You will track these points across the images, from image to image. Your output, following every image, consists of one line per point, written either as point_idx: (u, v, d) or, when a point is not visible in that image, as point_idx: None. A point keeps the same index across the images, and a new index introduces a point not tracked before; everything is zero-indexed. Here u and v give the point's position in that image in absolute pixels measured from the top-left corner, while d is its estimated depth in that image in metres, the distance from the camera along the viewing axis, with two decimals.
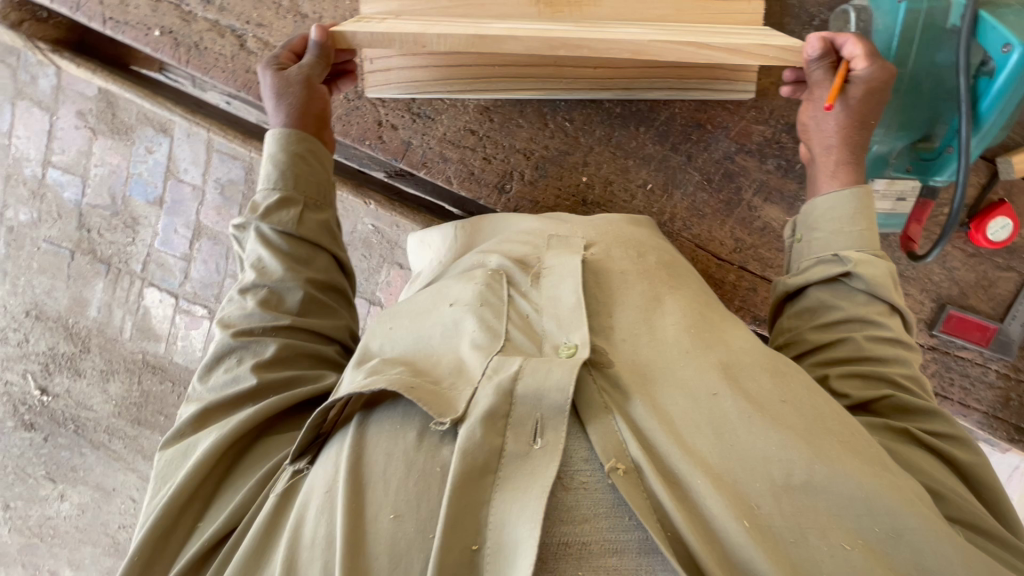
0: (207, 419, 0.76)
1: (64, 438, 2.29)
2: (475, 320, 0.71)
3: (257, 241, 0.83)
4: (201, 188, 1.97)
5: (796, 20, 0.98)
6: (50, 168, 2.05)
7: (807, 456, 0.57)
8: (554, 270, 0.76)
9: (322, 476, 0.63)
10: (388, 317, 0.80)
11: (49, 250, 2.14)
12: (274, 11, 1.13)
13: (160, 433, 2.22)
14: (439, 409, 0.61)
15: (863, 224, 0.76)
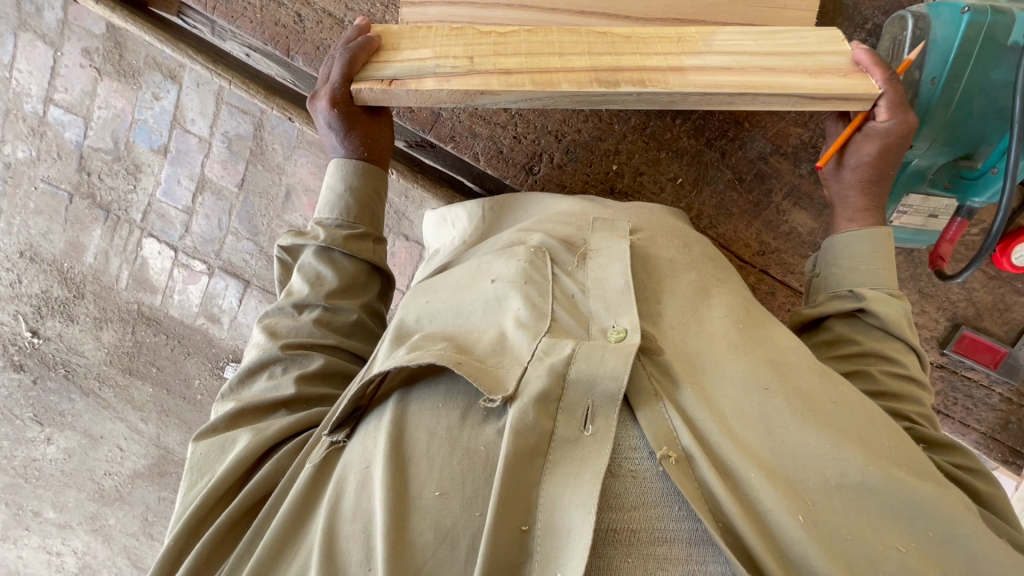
0: (240, 419, 0.80)
1: (54, 382, 2.28)
2: (519, 298, 0.74)
3: (321, 259, 0.88)
4: (207, 141, 1.91)
5: (848, 22, 0.96)
6: (51, 106, 1.98)
7: (860, 459, 0.59)
8: (601, 253, 0.78)
9: (361, 451, 0.67)
10: (424, 291, 0.83)
11: (46, 191, 2.08)
12: None
13: (151, 384, 2.21)
14: (489, 386, 0.63)
15: (880, 262, 0.78)
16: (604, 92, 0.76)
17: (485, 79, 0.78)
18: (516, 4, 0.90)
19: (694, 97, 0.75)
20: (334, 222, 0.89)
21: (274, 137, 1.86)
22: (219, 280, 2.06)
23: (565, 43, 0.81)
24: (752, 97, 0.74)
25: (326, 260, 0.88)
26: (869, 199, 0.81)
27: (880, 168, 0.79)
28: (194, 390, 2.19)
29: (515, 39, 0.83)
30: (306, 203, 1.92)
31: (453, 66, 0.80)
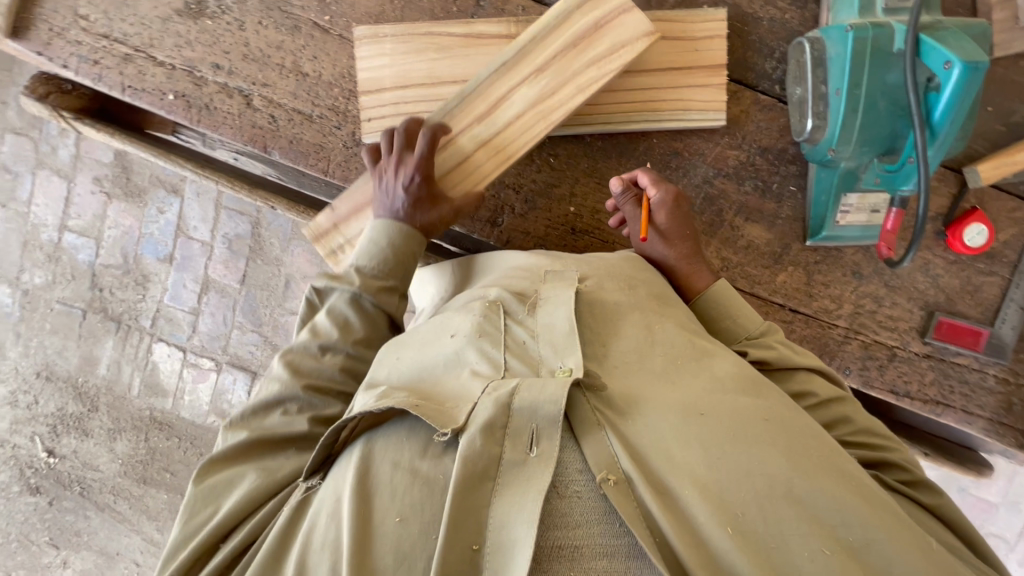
0: (253, 452, 0.80)
1: (70, 501, 2.27)
2: (477, 353, 0.76)
3: (349, 304, 0.88)
4: (210, 244, 2.06)
5: (758, 54, 1.05)
6: (66, 233, 2.15)
7: (788, 471, 0.61)
8: (551, 300, 0.80)
9: (329, 491, 0.69)
10: (396, 346, 0.84)
11: (61, 311, 2.20)
12: (278, 71, 1.10)
13: (166, 490, 2.20)
14: (440, 421, 0.66)
15: (741, 307, 0.90)
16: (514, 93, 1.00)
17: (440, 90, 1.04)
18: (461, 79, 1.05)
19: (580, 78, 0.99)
20: (369, 266, 0.91)
21: (271, 234, 2.00)
22: (227, 374, 2.11)
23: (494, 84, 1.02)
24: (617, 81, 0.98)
25: (354, 305, 0.89)
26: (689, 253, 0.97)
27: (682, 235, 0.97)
28: None
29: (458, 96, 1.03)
30: (304, 289, 2.02)
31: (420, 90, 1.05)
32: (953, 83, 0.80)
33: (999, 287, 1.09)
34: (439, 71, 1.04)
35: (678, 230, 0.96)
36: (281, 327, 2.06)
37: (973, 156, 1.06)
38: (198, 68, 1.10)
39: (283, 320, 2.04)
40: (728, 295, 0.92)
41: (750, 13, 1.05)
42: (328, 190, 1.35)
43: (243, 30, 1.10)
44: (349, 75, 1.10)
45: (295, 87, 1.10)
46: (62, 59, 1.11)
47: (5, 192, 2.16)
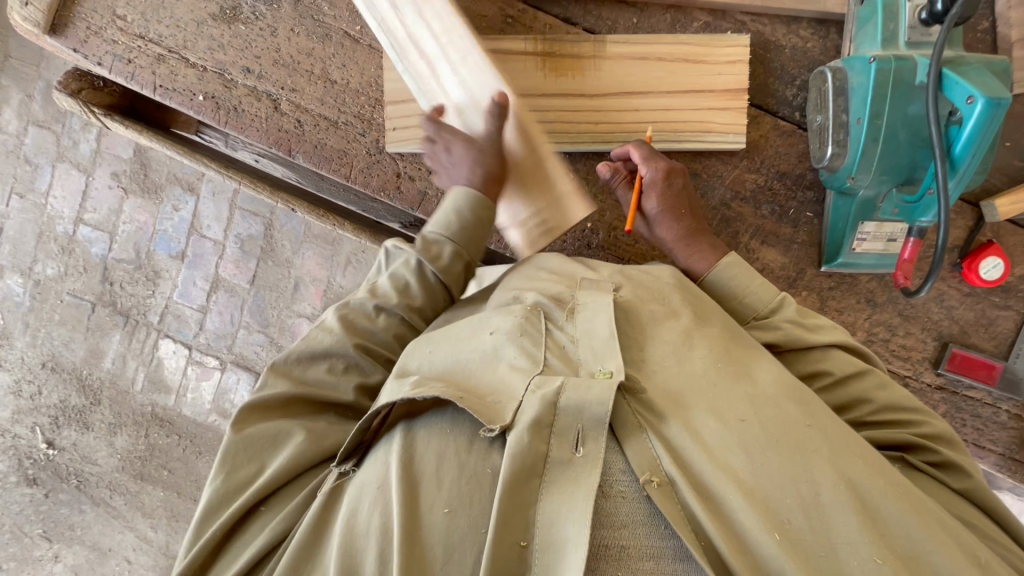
0: (295, 406, 0.82)
1: (66, 494, 2.26)
2: (516, 349, 0.74)
3: (413, 271, 0.89)
4: (222, 243, 2.08)
5: (779, 81, 1.07)
6: (81, 226, 2.17)
7: (831, 479, 0.62)
8: (588, 305, 0.78)
9: (370, 477, 0.69)
10: (427, 338, 0.83)
11: (71, 303, 2.22)
12: (306, 77, 1.12)
13: (162, 488, 2.19)
14: (489, 417, 0.65)
15: (752, 282, 0.90)
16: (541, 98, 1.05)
17: None
18: None
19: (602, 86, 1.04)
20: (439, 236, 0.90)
21: (284, 236, 2.02)
22: (231, 374, 2.11)
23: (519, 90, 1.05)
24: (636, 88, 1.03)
25: (416, 272, 0.89)
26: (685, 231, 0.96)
27: (678, 214, 0.96)
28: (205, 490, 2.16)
29: None
30: (313, 292, 2.03)
31: None
32: (975, 119, 0.81)
33: (1014, 321, 1.08)
34: None
35: (671, 209, 0.96)
36: (288, 328, 2.06)
37: (991, 190, 1.06)
38: (228, 71, 1.12)
39: (290, 322, 2.05)
40: (730, 272, 0.92)
41: (773, 40, 1.07)
42: (345, 196, 1.36)
43: (275, 36, 1.12)
44: (375, 86, 1.12)
45: (322, 94, 1.12)
46: (97, 57, 1.13)
47: (25, 183, 2.19)
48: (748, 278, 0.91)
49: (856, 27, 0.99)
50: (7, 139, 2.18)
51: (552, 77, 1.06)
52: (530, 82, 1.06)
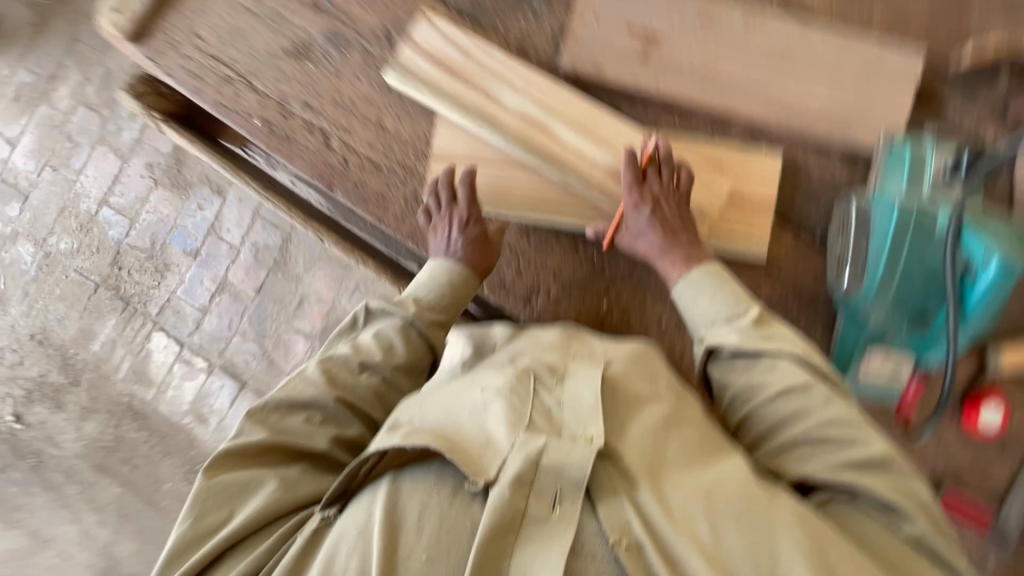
0: (269, 453, 0.84)
1: (17, 473, 2.14)
2: (504, 407, 0.75)
3: (398, 327, 0.98)
4: (238, 248, 2.10)
5: (807, 200, 1.09)
6: (105, 207, 2.21)
7: (796, 554, 0.64)
8: (579, 375, 0.80)
9: (350, 523, 0.72)
10: (421, 396, 0.83)
11: (75, 279, 2.22)
12: (360, 121, 1.17)
13: (121, 483, 2.13)
14: (473, 470, 0.69)
15: (726, 295, 0.91)
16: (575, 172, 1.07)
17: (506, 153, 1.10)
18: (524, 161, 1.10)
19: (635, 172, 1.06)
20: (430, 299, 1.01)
21: (299, 250, 2.04)
22: (217, 378, 2.10)
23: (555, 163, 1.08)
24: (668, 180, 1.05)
25: (402, 331, 0.98)
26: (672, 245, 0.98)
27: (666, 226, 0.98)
28: (161, 496, 2.09)
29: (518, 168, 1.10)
30: (317, 312, 2.04)
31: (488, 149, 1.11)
32: (990, 279, 0.88)
33: (1010, 473, 1.08)
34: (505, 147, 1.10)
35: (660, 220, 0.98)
36: (283, 344, 2.06)
37: None
38: (289, 102, 1.17)
39: (288, 338, 2.05)
40: (712, 290, 0.92)
41: (806, 161, 1.09)
42: (372, 232, 1.39)
43: (337, 79, 1.17)
44: (420, 144, 1.16)
45: (372, 138, 1.16)
46: (168, 67, 1.19)
47: (61, 157, 2.25)
48: (725, 292, 0.92)
49: (885, 165, 1.03)
50: (56, 115, 2.26)
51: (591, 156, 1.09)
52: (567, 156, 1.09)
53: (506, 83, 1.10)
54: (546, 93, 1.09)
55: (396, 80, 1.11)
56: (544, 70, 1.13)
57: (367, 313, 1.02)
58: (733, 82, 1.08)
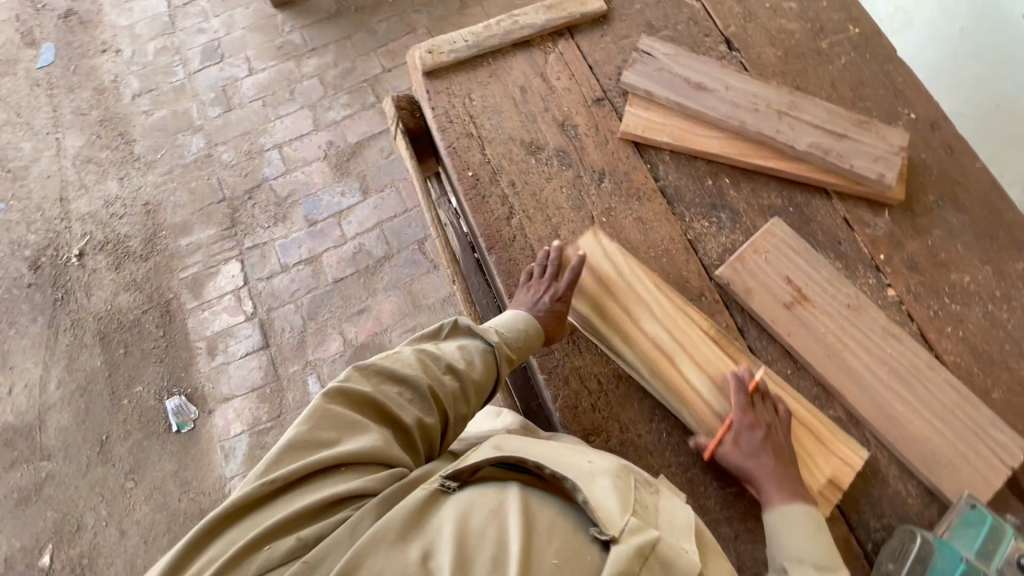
0: (371, 406, 0.97)
1: (41, 297, 2.73)
2: (614, 485, 0.90)
3: (478, 350, 1.12)
4: (345, 240, 2.73)
5: (871, 507, 1.11)
6: (275, 150, 2.89)
7: None
8: (666, 497, 0.96)
9: (481, 504, 0.86)
10: (518, 441, 0.99)
11: (212, 184, 2.85)
12: (543, 218, 1.32)
13: (104, 360, 2.61)
14: (605, 521, 0.84)
15: (809, 531, 1.01)
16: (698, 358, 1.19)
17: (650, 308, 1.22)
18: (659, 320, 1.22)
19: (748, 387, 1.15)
20: (510, 342, 1.15)
21: (388, 274, 2.67)
22: (248, 328, 2.62)
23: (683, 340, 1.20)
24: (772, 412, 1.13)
25: (482, 354, 1.12)
26: (775, 468, 1.07)
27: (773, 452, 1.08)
28: (127, 393, 2.56)
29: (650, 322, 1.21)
30: None
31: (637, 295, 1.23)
32: None
33: None
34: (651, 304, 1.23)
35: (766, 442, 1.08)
36: (321, 335, 2.59)
37: None
38: (500, 174, 1.35)
39: (328, 332, 2.59)
40: (800, 521, 1.02)
41: (884, 471, 1.13)
42: (486, 298, 1.60)
43: (547, 180, 1.35)
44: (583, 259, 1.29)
45: (544, 234, 1.31)
46: (434, 102, 1.43)
47: (274, 110, 2.97)
48: (810, 524, 1.02)
49: (957, 522, 1.06)
50: (295, 73, 3.03)
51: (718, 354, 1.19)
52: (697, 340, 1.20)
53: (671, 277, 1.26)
54: (696, 301, 1.24)
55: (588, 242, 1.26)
56: (704, 267, 1.28)
57: (454, 327, 1.15)
58: (855, 371, 1.17)
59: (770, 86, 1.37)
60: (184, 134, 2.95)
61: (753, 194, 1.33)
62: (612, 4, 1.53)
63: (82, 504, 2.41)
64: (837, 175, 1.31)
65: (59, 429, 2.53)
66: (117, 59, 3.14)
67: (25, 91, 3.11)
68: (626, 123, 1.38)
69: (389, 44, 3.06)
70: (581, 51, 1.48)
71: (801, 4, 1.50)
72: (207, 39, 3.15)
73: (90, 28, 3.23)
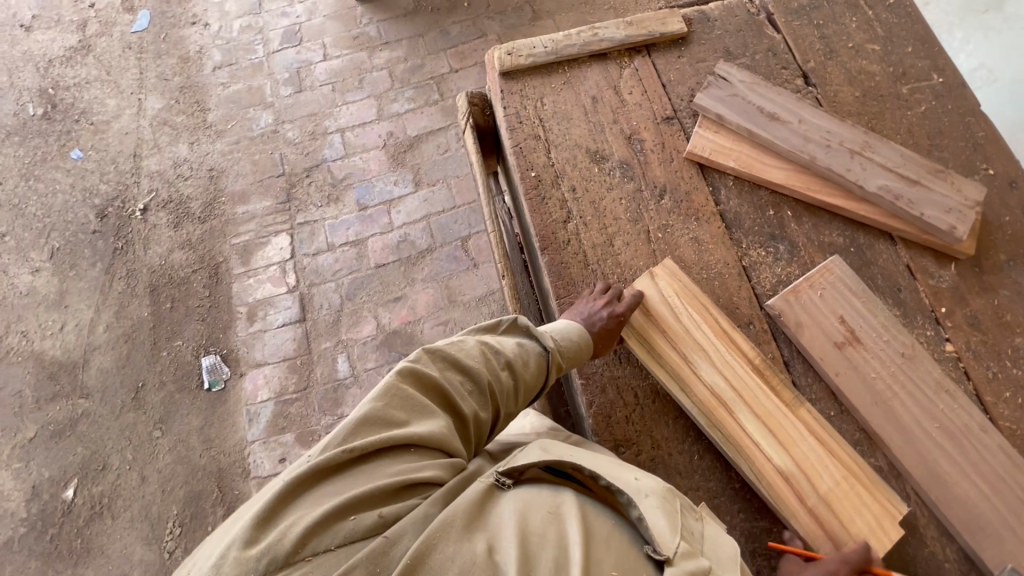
0: (436, 393, 0.98)
1: (103, 244, 2.88)
2: (664, 505, 0.90)
3: (535, 351, 1.12)
4: (392, 228, 2.80)
5: (904, 565, 1.07)
6: (337, 134, 3.00)
7: None
8: (711, 527, 0.95)
9: (540, 505, 0.87)
10: (566, 447, 0.99)
11: (274, 159, 2.97)
12: (600, 227, 1.33)
13: (151, 312, 2.73)
14: (659, 543, 0.85)
15: None
16: (746, 385, 1.17)
17: (702, 328, 1.22)
18: (707, 342, 1.21)
19: (793, 423, 1.14)
20: (564, 347, 1.15)
21: (429, 267, 2.72)
22: (289, 299, 2.71)
23: (731, 365, 1.19)
24: (815, 451, 1.12)
25: (538, 355, 1.12)
26: None
27: None
28: (167, 346, 2.66)
29: (701, 344, 1.21)
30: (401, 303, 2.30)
31: (690, 314, 1.23)
32: None
33: None
34: (703, 325, 1.22)
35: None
36: (357, 317, 2.65)
37: None
38: (562, 179, 1.38)
39: (363, 315, 2.65)
40: None
41: (922, 531, 1.09)
42: (529, 298, 1.63)
43: (607, 190, 1.36)
44: (636, 273, 1.30)
45: (598, 243, 1.32)
46: (507, 103, 1.47)
47: (342, 96, 3.09)
48: None
49: None
50: (366, 64, 3.15)
51: (764, 383, 1.17)
52: (744, 366, 1.18)
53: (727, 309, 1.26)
54: (751, 330, 1.24)
55: (647, 282, 1.26)
56: (756, 296, 1.27)
57: (512, 324, 1.15)
58: (902, 422, 1.14)
59: (845, 124, 1.35)
60: (255, 108, 3.09)
61: (816, 231, 1.31)
62: (693, 28, 1.55)
63: (110, 446, 2.51)
64: (905, 221, 1.28)
65: (100, 371, 2.65)
66: (204, 32, 3.32)
67: (117, 53, 3.32)
68: (694, 143, 1.38)
69: (459, 46, 3.15)
70: (656, 70, 1.50)
71: (885, 47, 1.49)
72: (289, 23, 3.31)
73: (184, 1, 3.43)
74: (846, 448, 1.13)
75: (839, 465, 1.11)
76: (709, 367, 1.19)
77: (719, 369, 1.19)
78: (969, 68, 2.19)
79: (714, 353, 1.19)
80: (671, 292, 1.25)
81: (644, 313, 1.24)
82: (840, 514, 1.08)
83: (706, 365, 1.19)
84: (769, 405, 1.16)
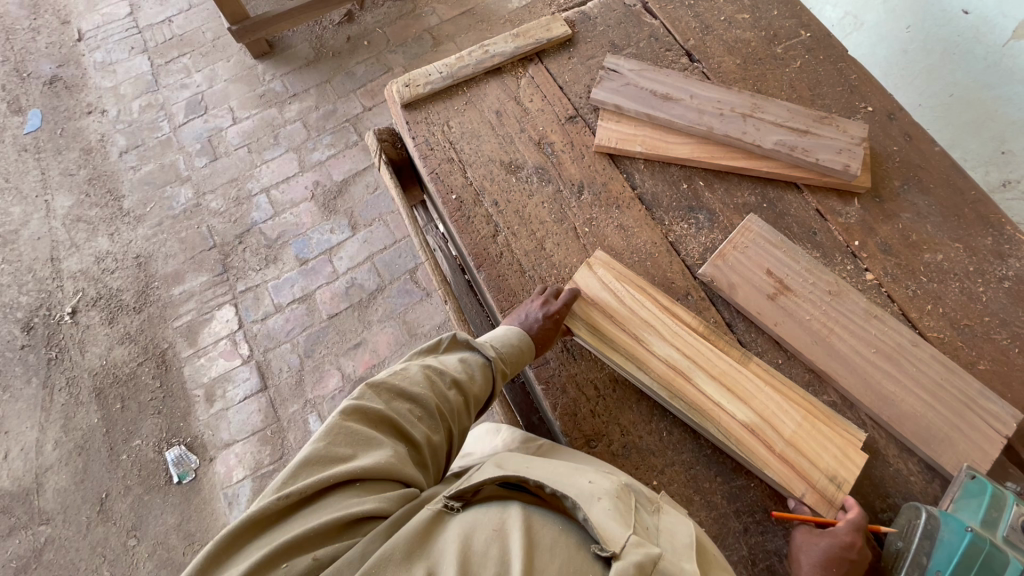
0: (382, 424, 0.97)
1: (33, 358, 2.71)
2: (612, 501, 0.92)
3: (479, 364, 1.14)
4: (337, 275, 2.76)
5: (874, 488, 1.12)
6: (262, 194, 2.95)
7: None
8: (671, 516, 0.98)
9: (487, 523, 0.88)
10: (521, 460, 1.01)
11: (202, 233, 2.88)
12: (528, 233, 1.36)
13: (101, 416, 2.58)
14: (604, 538, 0.85)
15: None
16: (699, 349, 1.21)
17: (645, 305, 1.25)
18: (653, 318, 1.24)
19: (748, 376, 1.18)
20: (506, 353, 1.16)
21: (382, 305, 2.69)
22: (246, 370, 2.62)
23: (681, 334, 1.22)
24: (771, 399, 1.16)
25: (482, 368, 1.14)
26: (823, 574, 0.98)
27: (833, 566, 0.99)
28: (126, 448, 2.52)
29: (647, 320, 1.24)
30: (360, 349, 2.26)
31: (631, 294, 1.26)
32: None
33: None
34: (646, 302, 1.25)
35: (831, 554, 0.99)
36: (320, 372, 2.59)
37: None
38: (483, 196, 1.40)
39: (326, 368, 2.59)
40: None
41: (884, 452, 1.15)
42: (478, 317, 1.63)
43: (528, 198, 1.39)
44: (574, 269, 1.33)
45: (530, 249, 1.35)
46: (414, 133, 1.49)
47: (259, 155, 3.04)
48: None
49: (959, 494, 1.06)
50: (278, 119, 3.12)
51: (714, 345, 1.21)
52: (691, 331, 1.22)
53: (663, 286, 1.30)
54: (691, 301, 1.29)
55: (587, 274, 1.28)
56: (687, 268, 1.32)
57: (455, 342, 1.17)
58: (843, 355, 1.20)
59: (731, 92, 1.43)
60: (172, 185, 3.01)
61: (728, 195, 1.38)
62: (576, 28, 1.61)
63: (83, 567, 2.34)
64: (805, 168, 1.37)
65: (57, 491, 2.48)
66: (103, 119, 3.22)
67: (12, 158, 3.16)
68: (599, 137, 1.43)
69: (368, 84, 3.17)
70: (551, 74, 1.55)
71: (754, 14, 1.59)
72: (190, 93, 3.24)
73: (75, 92, 3.31)
74: (798, 390, 1.18)
75: (796, 409, 1.16)
76: (660, 341, 1.22)
77: (669, 340, 1.22)
78: (837, 17, 2.45)
79: (661, 326, 1.23)
80: (610, 278, 1.28)
81: (589, 303, 1.26)
82: (808, 454, 1.12)
83: (657, 339, 1.22)
84: (722, 365, 1.20)
